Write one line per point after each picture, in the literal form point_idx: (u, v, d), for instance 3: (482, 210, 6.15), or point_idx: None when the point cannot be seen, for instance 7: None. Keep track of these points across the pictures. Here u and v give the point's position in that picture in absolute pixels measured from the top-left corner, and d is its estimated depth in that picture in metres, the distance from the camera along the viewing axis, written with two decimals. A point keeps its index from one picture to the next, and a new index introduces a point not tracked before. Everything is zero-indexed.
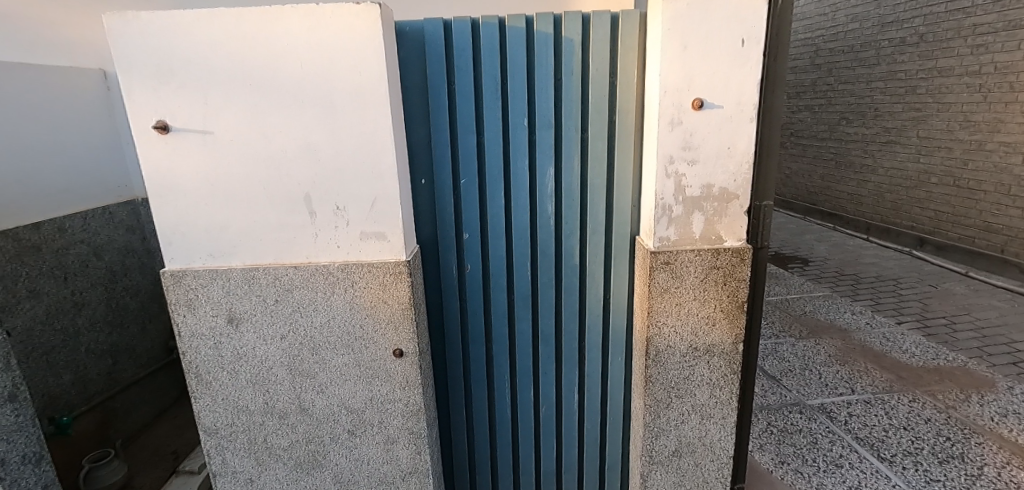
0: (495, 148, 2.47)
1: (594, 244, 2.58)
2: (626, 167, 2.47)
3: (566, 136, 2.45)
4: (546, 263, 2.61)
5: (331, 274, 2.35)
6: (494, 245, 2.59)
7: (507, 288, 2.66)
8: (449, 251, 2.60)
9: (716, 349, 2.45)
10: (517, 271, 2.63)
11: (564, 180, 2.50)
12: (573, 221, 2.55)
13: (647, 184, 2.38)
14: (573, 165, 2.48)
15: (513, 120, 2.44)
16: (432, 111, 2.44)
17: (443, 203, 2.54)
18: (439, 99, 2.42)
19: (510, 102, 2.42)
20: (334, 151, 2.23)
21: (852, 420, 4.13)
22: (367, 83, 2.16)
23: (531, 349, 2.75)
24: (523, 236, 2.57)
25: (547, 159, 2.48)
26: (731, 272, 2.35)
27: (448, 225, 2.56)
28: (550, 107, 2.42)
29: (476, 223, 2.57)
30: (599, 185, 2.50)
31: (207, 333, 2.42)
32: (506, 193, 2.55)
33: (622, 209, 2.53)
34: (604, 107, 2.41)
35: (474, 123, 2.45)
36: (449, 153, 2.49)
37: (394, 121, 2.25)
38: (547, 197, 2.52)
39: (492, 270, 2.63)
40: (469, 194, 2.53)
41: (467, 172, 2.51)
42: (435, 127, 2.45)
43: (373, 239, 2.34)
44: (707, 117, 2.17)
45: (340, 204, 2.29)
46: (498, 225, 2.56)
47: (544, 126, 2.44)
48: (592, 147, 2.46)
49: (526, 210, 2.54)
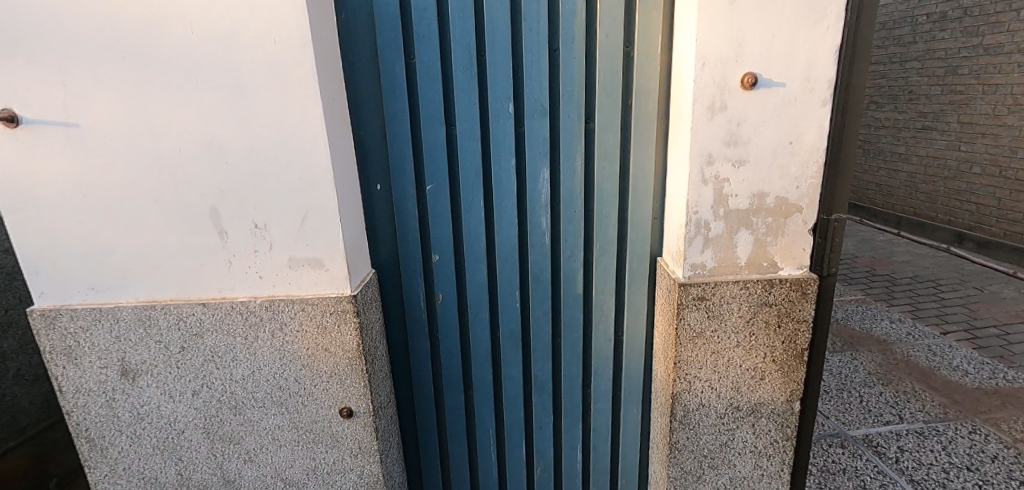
0: (472, 143, 1.86)
1: (603, 268, 1.98)
2: (647, 166, 1.86)
3: (564, 127, 1.84)
4: (540, 292, 2.02)
5: (251, 314, 1.77)
6: (473, 270, 2.00)
7: (491, 324, 2.08)
8: (415, 278, 2.01)
9: (764, 409, 1.85)
10: (502, 302, 2.03)
11: (562, 186, 1.90)
12: (575, 238, 1.95)
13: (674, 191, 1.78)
14: (575, 165, 1.87)
15: (493, 106, 1.83)
16: (385, 94, 1.82)
17: (405, 215, 1.94)
18: (394, 79, 1.81)
19: (490, 82, 1.81)
20: (247, 150, 1.63)
21: (904, 458, 3.53)
22: (285, 56, 1.55)
23: (522, 398, 2.17)
24: (509, 258, 1.98)
25: (539, 158, 1.87)
26: (788, 311, 1.74)
27: (412, 244, 1.97)
28: (543, 89, 1.81)
29: (449, 241, 1.97)
30: (611, 192, 1.89)
31: (96, 389, 1.86)
32: (487, 202, 1.94)
33: (639, 223, 1.92)
34: (617, 87, 1.79)
35: (443, 110, 1.84)
36: (411, 150, 1.88)
37: (328, 108, 1.64)
38: (541, 208, 1.91)
39: (470, 301, 2.04)
40: (438, 204, 1.93)
41: (435, 175, 1.90)
42: (391, 116, 1.84)
43: (306, 267, 1.74)
44: (762, 98, 1.54)
45: (259, 221, 1.69)
46: (478, 245, 1.96)
47: (535, 114, 1.83)
48: (601, 142, 1.84)
49: (514, 225, 1.94)
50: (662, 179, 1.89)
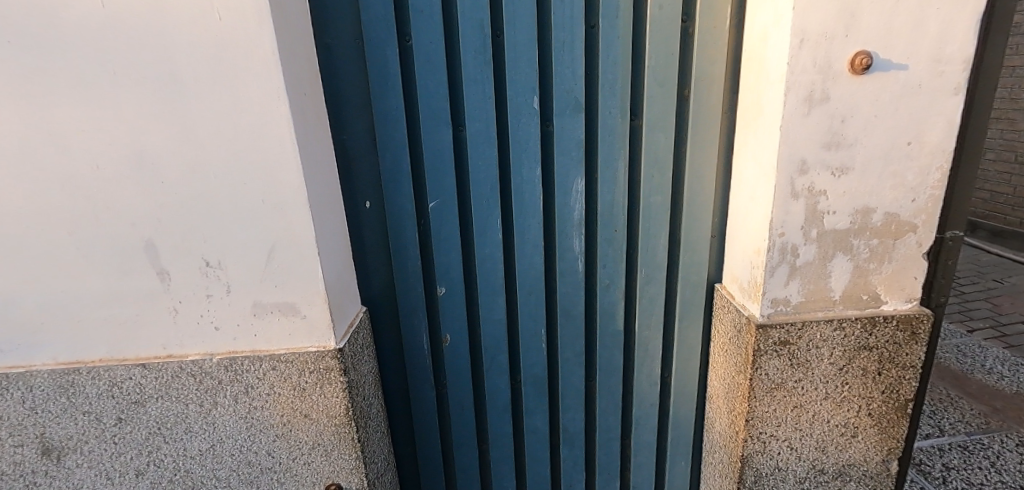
0: (487, 149, 1.47)
1: (647, 299, 1.63)
2: (704, 174, 1.50)
3: (603, 127, 1.47)
4: (571, 328, 1.66)
5: (207, 376, 1.37)
6: (489, 304, 1.62)
7: (510, 368, 1.70)
8: (417, 316, 1.62)
9: (853, 472, 1.50)
10: (525, 342, 1.66)
11: (600, 200, 1.53)
12: (615, 264, 1.59)
13: (743, 206, 1.41)
14: (617, 173, 1.51)
15: (514, 102, 1.44)
16: (374, 87, 1.41)
17: (403, 240, 1.55)
18: (385, 67, 1.40)
19: (510, 69, 1.42)
20: (189, 165, 1.21)
21: (952, 477, 3.22)
22: (235, 35, 1.13)
23: (548, 455, 1.80)
24: (534, 289, 1.61)
25: (572, 166, 1.50)
26: (892, 355, 1.38)
27: (412, 276, 1.58)
28: (578, 79, 1.44)
29: (458, 271, 1.59)
30: (660, 207, 1.53)
31: (10, 473, 1.44)
32: (505, 222, 1.56)
33: (694, 244, 1.57)
34: (671, 75, 1.43)
35: (449, 107, 1.45)
36: (409, 158, 1.48)
37: (299, 108, 1.23)
38: (573, 228, 1.55)
39: (485, 343, 1.66)
40: (444, 226, 1.54)
41: (439, 190, 1.51)
42: (381, 115, 1.44)
43: (277, 315, 1.34)
44: (876, 86, 1.17)
45: (210, 258, 1.28)
46: (495, 274, 1.59)
47: (567, 110, 1.46)
48: (648, 145, 1.48)
49: (540, 249, 1.57)
50: (722, 190, 1.53)
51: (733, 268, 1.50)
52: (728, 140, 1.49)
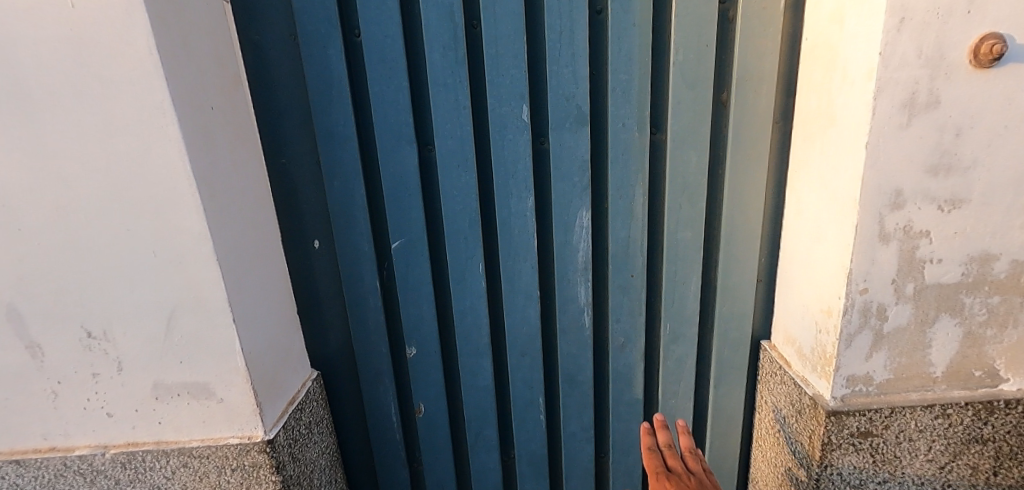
0: (464, 174, 1.17)
1: (674, 360, 1.34)
2: (753, 208, 1.22)
3: (615, 144, 1.19)
4: (576, 397, 1.38)
5: (101, 475, 1.06)
6: (471, 369, 1.32)
7: (500, 442, 1.41)
8: (382, 382, 1.31)
9: None
10: (518, 412, 1.38)
11: (612, 237, 1.26)
12: (632, 317, 1.31)
13: (800, 247, 1.07)
14: (634, 204, 1.23)
15: (496, 112, 1.14)
16: (313, 96, 1.10)
17: (359, 289, 1.23)
18: (328, 71, 1.08)
19: (489, 74, 1.12)
20: (44, 207, 0.88)
21: None
22: (94, 31, 0.80)
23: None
24: (527, 349, 1.32)
25: (575, 194, 1.21)
26: (1010, 451, 1.02)
27: (375, 333, 1.27)
28: (581, 83, 1.14)
29: (432, 327, 1.28)
30: (690, 245, 1.26)
31: None
32: (489, 265, 1.26)
33: (737, 291, 1.28)
34: (706, 83, 1.15)
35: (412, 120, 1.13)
36: (365, 188, 1.17)
37: (205, 126, 0.91)
38: (578, 271, 1.27)
39: (468, 412, 1.37)
40: (412, 272, 1.23)
41: (404, 228, 1.19)
42: (323, 133, 1.12)
43: (187, 398, 1.02)
44: (1006, 84, 0.81)
45: (92, 327, 0.97)
46: (479, 329, 1.29)
47: (566, 123, 1.17)
48: (675, 170, 1.21)
49: (534, 299, 1.28)
50: (772, 227, 1.24)
51: (786, 326, 1.16)
52: (780, 165, 1.20)
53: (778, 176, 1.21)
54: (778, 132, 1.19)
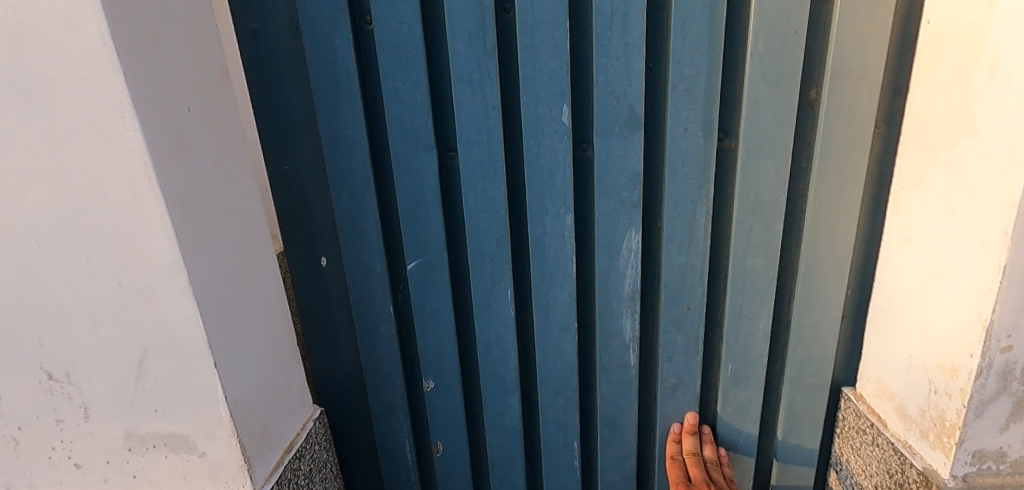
0: (493, 187, 1.03)
1: (733, 408, 1.21)
2: (844, 233, 1.04)
3: (674, 153, 1.03)
4: (620, 438, 1.26)
5: None
6: (496, 408, 1.22)
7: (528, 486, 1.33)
8: (395, 416, 1.21)
9: None
10: (547, 454, 1.28)
11: (666, 261, 1.10)
12: (688, 358, 1.18)
13: (905, 283, 0.87)
14: (697, 227, 1.07)
15: (532, 115, 0.99)
16: (317, 99, 0.97)
17: (372, 315, 1.12)
18: (335, 70, 0.96)
19: (523, 69, 0.97)
20: None
21: None
22: (35, 14, 0.64)
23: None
24: (561, 388, 1.21)
25: (622, 212, 1.06)
26: None
27: (387, 363, 1.16)
28: (635, 79, 0.98)
29: (452, 359, 1.16)
30: (761, 272, 1.10)
31: None
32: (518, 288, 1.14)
33: (816, 326, 1.11)
34: (791, 83, 0.97)
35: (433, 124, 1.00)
36: (378, 203, 1.04)
37: (180, 131, 0.75)
38: (623, 299, 1.13)
39: (492, 452, 1.27)
40: (430, 298, 1.11)
41: (421, 248, 1.07)
42: (330, 142, 1.00)
43: (163, 449, 0.87)
44: None
45: (52, 369, 0.82)
46: (506, 363, 1.17)
47: (615, 128, 1.01)
48: (746, 186, 1.04)
49: (570, 329, 1.15)
50: (864, 254, 1.07)
51: (880, 376, 0.95)
52: (878, 181, 1.02)
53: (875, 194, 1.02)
54: (877, 141, 0.99)
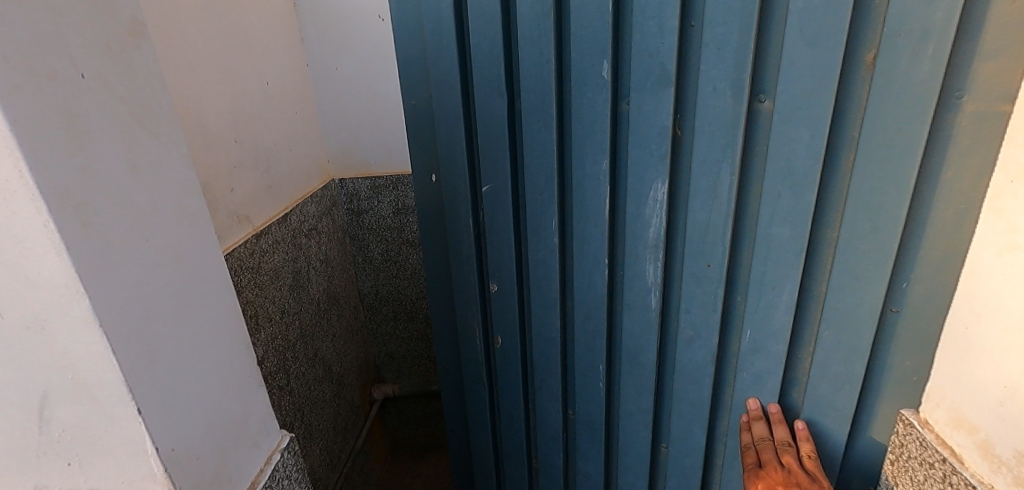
0: (542, 125, 1.01)
1: (750, 374, 1.04)
2: (893, 217, 0.83)
3: (701, 114, 0.88)
4: (636, 376, 1.16)
5: None
6: (541, 319, 1.21)
7: (564, 395, 1.29)
8: (471, 310, 1.28)
9: None
10: (578, 376, 1.23)
11: (690, 218, 0.96)
12: (705, 314, 1.02)
13: (1004, 301, 0.71)
14: (719, 185, 0.91)
15: (577, 72, 0.95)
16: (427, 42, 1.05)
17: (456, 225, 1.20)
18: (439, 21, 1.02)
19: (574, 18, 0.92)
20: None
21: None
22: None
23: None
24: (593, 313, 1.14)
25: (650, 165, 0.95)
26: None
27: (467, 265, 1.23)
28: (668, 38, 0.86)
29: (511, 269, 1.18)
30: (788, 245, 0.91)
31: None
32: (564, 225, 1.10)
33: (848, 314, 0.91)
34: (836, 42, 0.78)
35: (505, 73, 1.01)
36: (466, 134, 1.10)
37: (78, 101, 0.56)
38: (648, 246, 1.02)
39: (537, 361, 1.26)
40: (498, 218, 1.14)
41: (494, 171, 1.10)
42: (436, 79, 1.08)
43: None
44: None
45: None
46: (550, 282, 1.15)
47: (647, 84, 0.90)
48: (777, 151, 0.86)
49: (602, 266, 1.08)
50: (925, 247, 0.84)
51: (955, 400, 0.80)
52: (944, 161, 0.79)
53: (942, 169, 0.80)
54: (943, 110, 0.78)
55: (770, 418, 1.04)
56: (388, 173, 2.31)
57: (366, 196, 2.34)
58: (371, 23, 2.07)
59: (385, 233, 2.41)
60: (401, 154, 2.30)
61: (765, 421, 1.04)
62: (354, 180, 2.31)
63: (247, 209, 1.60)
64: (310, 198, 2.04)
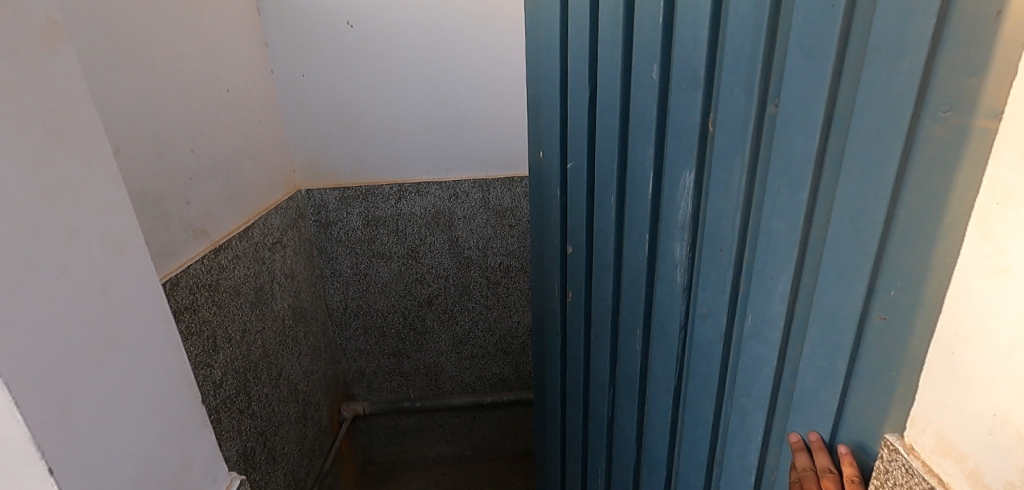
0: (611, 107, 1.13)
1: (750, 357, 0.93)
2: (873, 223, 0.70)
3: (721, 115, 0.89)
4: (665, 345, 1.14)
5: None
6: (600, 281, 1.31)
7: (613, 349, 1.35)
8: (555, 263, 1.54)
9: None
10: (624, 332, 1.27)
11: (709, 206, 0.95)
12: (718, 292, 0.97)
13: (999, 324, 0.61)
14: (731, 183, 0.90)
15: (636, 72, 1.05)
16: (544, 50, 1.33)
17: (547, 192, 1.49)
18: (552, 35, 1.29)
19: (637, 31, 1.03)
20: None
21: None
22: None
23: (633, 473, 1.37)
24: (635, 280, 1.19)
25: (682, 156, 0.99)
26: None
27: (553, 224, 1.51)
28: (701, 47, 0.90)
29: (581, 233, 1.36)
30: (784, 240, 0.82)
31: None
32: (622, 206, 1.19)
33: (833, 315, 0.77)
34: (828, 50, 0.71)
35: (589, 72, 1.18)
36: (562, 120, 1.34)
37: None
38: (677, 226, 1.03)
39: (596, 318, 1.38)
40: (576, 190, 1.34)
41: (577, 151, 1.29)
42: (545, 80, 1.37)
43: None
44: None
45: None
46: (607, 249, 1.26)
47: (684, 84, 0.95)
48: (778, 147, 0.80)
49: (645, 241, 1.12)
50: (917, 264, 0.67)
51: (942, 425, 0.68)
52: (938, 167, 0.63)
53: (925, 178, 0.64)
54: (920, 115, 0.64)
55: (814, 451, 0.83)
56: (357, 184, 2.23)
57: (335, 207, 2.25)
58: (339, 30, 1.99)
59: (355, 245, 2.33)
60: (369, 165, 2.23)
61: (807, 453, 0.84)
62: (323, 190, 2.23)
63: (205, 222, 1.50)
64: (274, 210, 1.94)
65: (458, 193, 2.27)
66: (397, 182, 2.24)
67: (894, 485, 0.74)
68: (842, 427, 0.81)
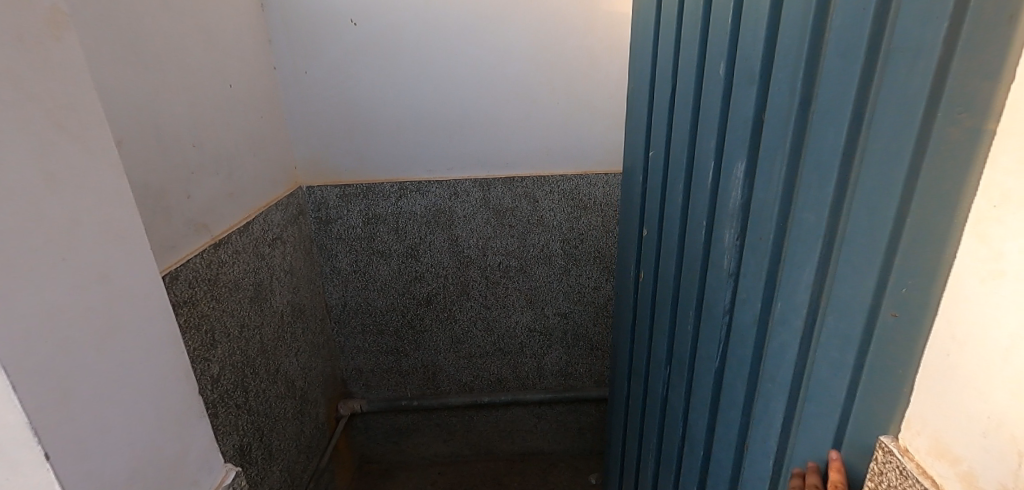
0: (686, 98, 1.17)
1: (777, 347, 0.95)
2: (885, 220, 0.71)
3: (771, 108, 0.91)
4: (710, 334, 1.16)
5: None
6: (665, 268, 1.35)
7: (670, 336, 1.37)
8: (632, 246, 1.61)
9: None
10: (680, 319, 1.29)
11: (756, 195, 0.97)
12: (756, 279, 0.99)
13: (993, 328, 0.61)
14: (775, 174, 0.92)
15: (707, 64, 1.08)
16: (640, 46, 1.42)
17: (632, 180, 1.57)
18: (647, 30, 1.36)
19: (714, 25, 1.05)
20: None
21: None
22: None
23: (678, 457, 1.39)
24: (690, 269, 1.22)
25: (737, 147, 1.01)
26: None
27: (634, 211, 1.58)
28: (759, 43, 0.92)
29: (653, 219, 1.41)
30: (812, 231, 0.84)
31: None
32: (685, 196, 1.22)
33: (846, 307, 0.78)
34: (857, 51, 0.73)
35: (674, 63, 1.22)
36: (646, 111, 1.41)
37: None
38: (728, 216, 1.05)
39: (660, 306, 1.41)
40: (653, 177, 1.40)
41: (657, 139, 1.35)
42: (637, 74, 1.45)
43: None
44: None
45: None
46: (672, 235, 1.29)
47: (743, 77, 0.97)
48: (815, 142, 0.82)
49: (701, 228, 1.15)
50: (922, 265, 0.68)
51: (937, 427, 0.68)
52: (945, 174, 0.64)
53: (936, 178, 0.64)
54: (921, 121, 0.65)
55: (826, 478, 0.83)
56: (358, 181, 2.24)
57: (335, 205, 2.26)
58: (343, 28, 2.00)
59: (355, 242, 2.33)
60: (371, 163, 2.23)
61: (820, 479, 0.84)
62: (323, 187, 2.23)
63: (205, 217, 1.50)
64: (275, 205, 1.95)
65: (459, 192, 2.27)
66: (398, 181, 2.24)
67: (888, 487, 0.74)
68: (849, 424, 0.81)
